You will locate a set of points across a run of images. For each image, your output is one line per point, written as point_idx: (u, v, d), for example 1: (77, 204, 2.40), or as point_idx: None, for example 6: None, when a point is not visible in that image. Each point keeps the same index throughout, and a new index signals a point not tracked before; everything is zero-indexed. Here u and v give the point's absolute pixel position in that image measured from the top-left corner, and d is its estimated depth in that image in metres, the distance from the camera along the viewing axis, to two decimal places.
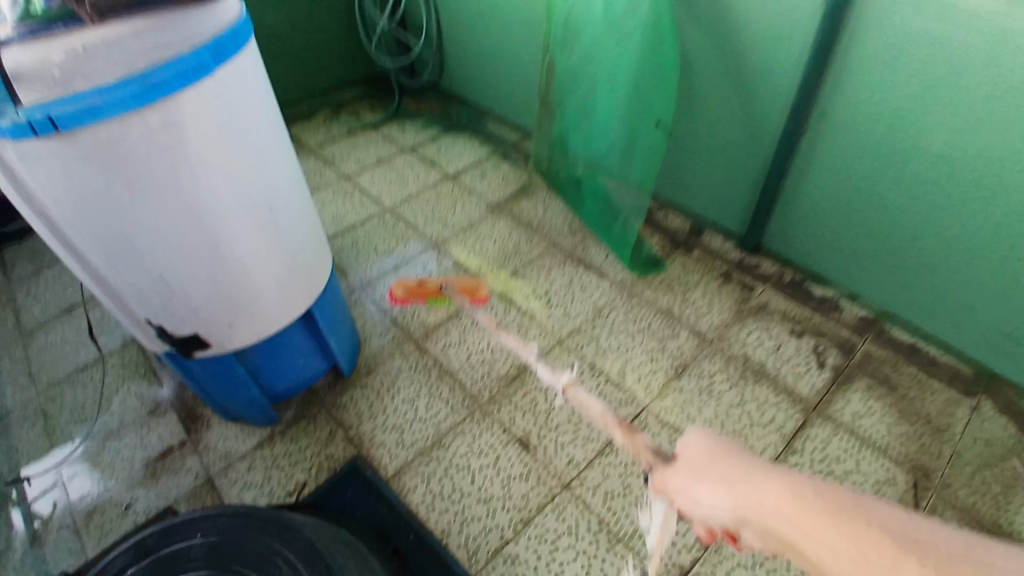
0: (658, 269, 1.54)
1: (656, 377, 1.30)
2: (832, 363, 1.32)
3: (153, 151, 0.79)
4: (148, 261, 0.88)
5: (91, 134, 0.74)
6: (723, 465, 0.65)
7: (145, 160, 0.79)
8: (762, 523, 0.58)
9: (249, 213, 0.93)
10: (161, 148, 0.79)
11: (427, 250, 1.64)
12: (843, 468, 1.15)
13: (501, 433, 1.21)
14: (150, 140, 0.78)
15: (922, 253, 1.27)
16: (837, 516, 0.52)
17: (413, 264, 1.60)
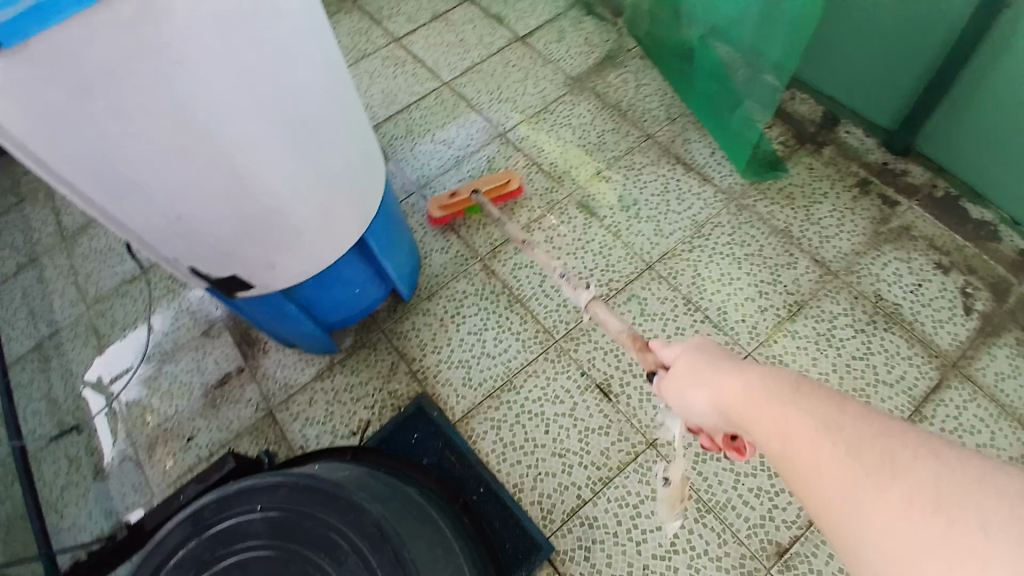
0: (779, 172, 1.24)
1: (763, 316, 1.09)
2: (982, 309, 1.07)
3: (132, 56, 0.56)
4: (163, 205, 0.69)
5: (40, 40, 0.52)
6: (699, 362, 0.55)
7: (125, 67, 0.56)
8: (728, 421, 0.49)
9: (275, 124, 0.71)
10: (144, 51, 0.56)
11: (476, 117, 1.42)
12: (976, 443, 0.97)
13: (578, 378, 1.07)
14: (122, 43, 0.55)
15: None
16: (764, 395, 0.44)
17: (462, 135, 1.40)
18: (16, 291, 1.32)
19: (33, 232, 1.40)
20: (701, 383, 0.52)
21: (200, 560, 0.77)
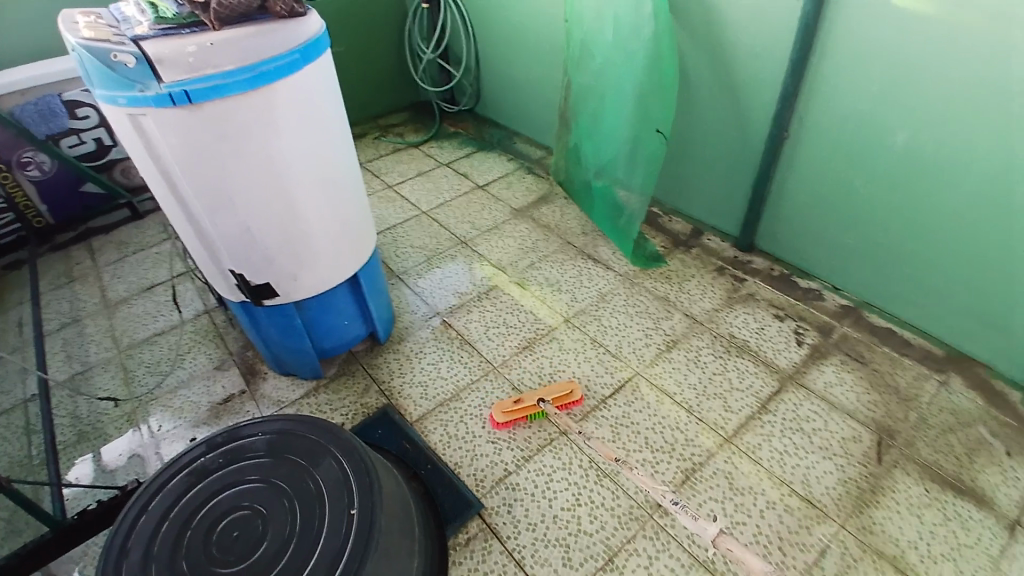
0: (658, 264, 1.73)
1: (649, 349, 1.47)
2: (810, 341, 1.45)
3: (255, 121, 1.02)
4: (239, 217, 1.11)
5: (212, 106, 0.97)
6: None
7: (248, 129, 1.02)
8: None
9: (318, 181, 1.16)
10: (262, 120, 1.03)
11: (458, 265, 1.79)
12: (812, 426, 1.26)
13: (510, 390, 1.40)
14: (253, 112, 1.01)
15: (894, 241, 1.40)
16: None
17: (452, 271, 1.77)
18: (60, 340, 1.65)
19: (81, 302, 1.78)
20: None
21: (205, 469, 1.01)
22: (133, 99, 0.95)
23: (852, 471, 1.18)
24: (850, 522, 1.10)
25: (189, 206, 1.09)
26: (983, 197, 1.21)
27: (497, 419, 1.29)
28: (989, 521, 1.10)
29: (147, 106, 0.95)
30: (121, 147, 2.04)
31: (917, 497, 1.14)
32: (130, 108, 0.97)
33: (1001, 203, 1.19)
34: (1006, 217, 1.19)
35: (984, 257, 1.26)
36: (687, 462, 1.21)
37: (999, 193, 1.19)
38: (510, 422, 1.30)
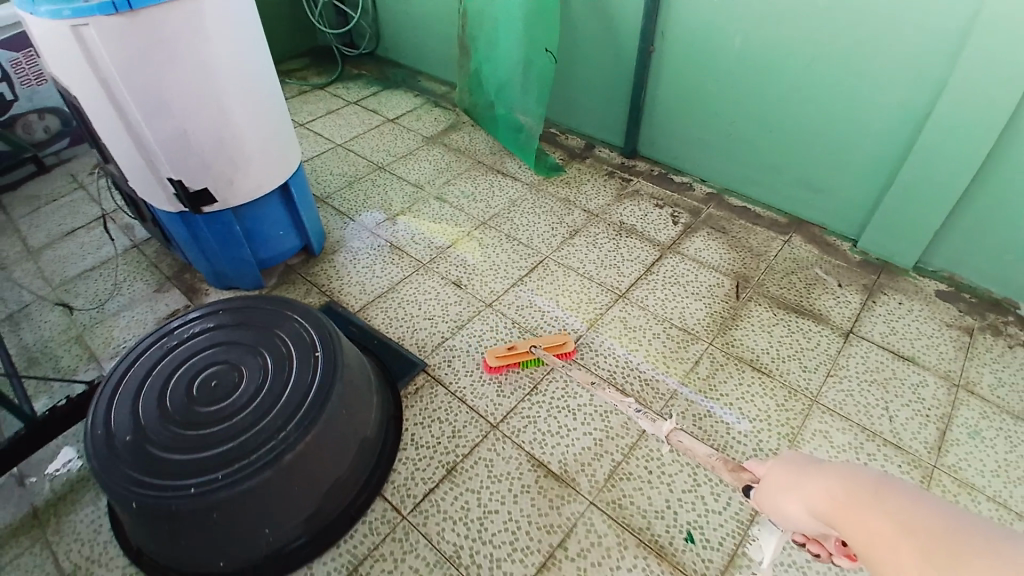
0: (558, 172, 1.98)
1: (555, 237, 1.72)
2: (684, 221, 1.76)
3: (185, 26, 1.13)
4: (176, 121, 1.21)
5: (148, 12, 1.08)
6: (790, 472, 0.67)
7: (181, 34, 1.13)
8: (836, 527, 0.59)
9: (246, 88, 1.28)
10: (192, 26, 1.14)
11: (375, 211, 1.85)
12: (685, 279, 1.56)
13: (440, 279, 1.59)
14: (183, 18, 1.12)
15: (742, 132, 1.73)
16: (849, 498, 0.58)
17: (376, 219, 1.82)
18: None
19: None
20: (798, 495, 0.65)
21: (169, 347, 1.13)
22: (76, 9, 1.04)
23: (716, 305, 1.48)
24: (717, 339, 1.40)
25: (127, 114, 1.18)
26: (804, 83, 1.54)
27: (489, 362, 1.33)
28: (825, 330, 1.41)
29: (90, 15, 1.05)
30: (24, 101, 1.97)
31: (766, 318, 1.45)
32: (73, 19, 1.06)
33: (815, 86, 1.53)
34: (819, 97, 1.53)
35: (807, 134, 1.61)
36: (592, 313, 1.48)
37: (814, 78, 1.52)
38: (502, 366, 1.34)
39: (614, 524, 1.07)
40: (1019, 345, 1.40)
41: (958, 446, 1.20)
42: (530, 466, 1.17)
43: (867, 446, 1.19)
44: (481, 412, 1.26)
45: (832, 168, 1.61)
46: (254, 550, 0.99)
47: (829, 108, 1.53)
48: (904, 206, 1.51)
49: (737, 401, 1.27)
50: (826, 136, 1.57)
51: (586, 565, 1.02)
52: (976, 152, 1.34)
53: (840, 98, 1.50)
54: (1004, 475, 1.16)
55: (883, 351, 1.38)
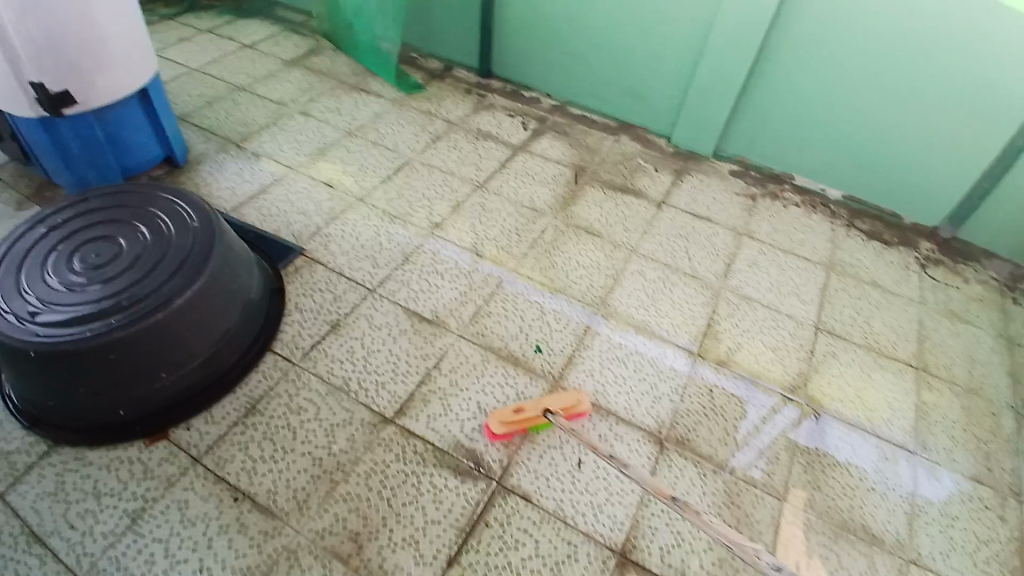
0: (419, 90, 2.13)
1: (419, 142, 1.89)
2: (532, 127, 2.01)
3: None
4: (34, 17, 1.20)
5: None
6: None
7: None
8: None
9: None
10: None
11: (258, 148, 1.81)
12: (534, 171, 1.82)
13: (312, 181, 1.70)
14: None
15: (576, 48, 1.99)
16: None
17: (264, 153, 1.79)
18: None
19: None
20: None
21: (40, 232, 1.16)
22: None
23: (559, 189, 1.76)
24: (559, 214, 1.68)
25: None
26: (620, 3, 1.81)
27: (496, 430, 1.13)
28: (643, 202, 1.75)
29: None
30: None
31: (598, 197, 1.75)
32: None
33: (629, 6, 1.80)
34: (633, 15, 1.81)
35: (625, 48, 1.90)
36: (455, 200, 1.69)
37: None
38: (510, 433, 1.14)
39: (478, 347, 1.31)
40: (791, 205, 1.82)
41: (740, 274, 1.56)
42: (405, 316, 1.36)
43: (672, 278, 1.52)
44: (359, 281, 1.43)
45: (647, 76, 1.93)
46: (153, 395, 1.08)
47: (642, 25, 1.82)
48: (702, 102, 1.87)
49: (573, 256, 1.55)
50: (640, 48, 1.88)
51: (458, 377, 1.25)
52: (745, 51, 1.70)
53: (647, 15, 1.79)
54: (774, 289, 1.53)
55: (686, 214, 1.72)
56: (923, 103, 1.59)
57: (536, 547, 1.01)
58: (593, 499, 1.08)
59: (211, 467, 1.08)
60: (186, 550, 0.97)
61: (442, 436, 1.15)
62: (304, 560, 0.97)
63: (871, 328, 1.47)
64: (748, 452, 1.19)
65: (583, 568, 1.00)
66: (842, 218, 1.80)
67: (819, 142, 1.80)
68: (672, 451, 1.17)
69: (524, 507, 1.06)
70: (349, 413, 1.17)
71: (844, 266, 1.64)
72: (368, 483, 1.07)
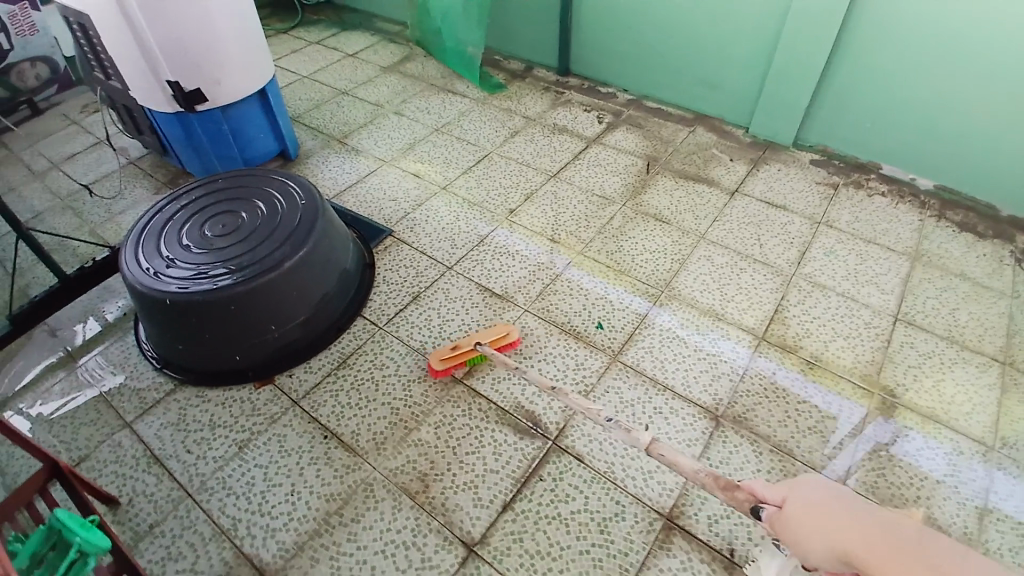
0: (500, 89, 2.26)
1: (498, 136, 2.01)
2: (607, 120, 2.07)
3: None
4: (173, 29, 1.46)
5: None
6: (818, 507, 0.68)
7: None
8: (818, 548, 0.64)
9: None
10: None
11: (356, 144, 2.01)
12: (606, 162, 1.88)
13: (400, 172, 1.87)
14: None
15: (654, 42, 2.03)
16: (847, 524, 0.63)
17: (361, 149, 1.99)
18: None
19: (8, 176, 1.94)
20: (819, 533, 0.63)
21: (179, 208, 1.40)
22: None
23: (629, 178, 1.81)
24: (629, 201, 1.73)
25: (135, 22, 1.43)
26: None
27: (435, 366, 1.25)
28: (714, 190, 1.75)
29: None
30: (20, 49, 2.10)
31: (669, 185, 1.77)
32: None
33: None
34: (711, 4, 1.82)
35: (702, 40, 1.91)
36: (529, 188, 1.79)
37: None
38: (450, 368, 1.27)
39: (543, 321, 1.39)
40: (877, 194, 1.75)
41: (815, 261, 1.52)
42: (478, 291, 1.47)
43: (741, 264, 1.51)
44: (439, 260, 1.56)
45: (724, 67, 1.93)
46: (260, 345, 1.27)
47: (720, 14, 1.83)
48: (782, 90, 1.83)
49: (640, 241, 1.59)
50: (718, 38, 1.88)
51: (522, 347, 1.34)
52: (828, 35, 1.66)
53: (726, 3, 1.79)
54: (851, 277, 1.48)
55: (759, 202, 1.70)
56: (1011, 89, 1.49)
57: (585, 502, 1.08)
58: (643, 465, 1.13)
59: (307, 408, 1.24)
60: (282, 475, 1.14)
61: (506, 397, 1.24)
62: (378, 492, 1.10)
63: (959, 320, 1.39)
64: (843, 460, 1.13)
65: (629, 526, 1.05)
66: (935, 207, 1.70)
67: (907, 129, 1.71)
68: (728, 428, 1.18)
69: (576, 465, 1.13)
70: (424, 371, 1.30)
71: (934, 256, 1.55)
72: (437, 432, 1.19)
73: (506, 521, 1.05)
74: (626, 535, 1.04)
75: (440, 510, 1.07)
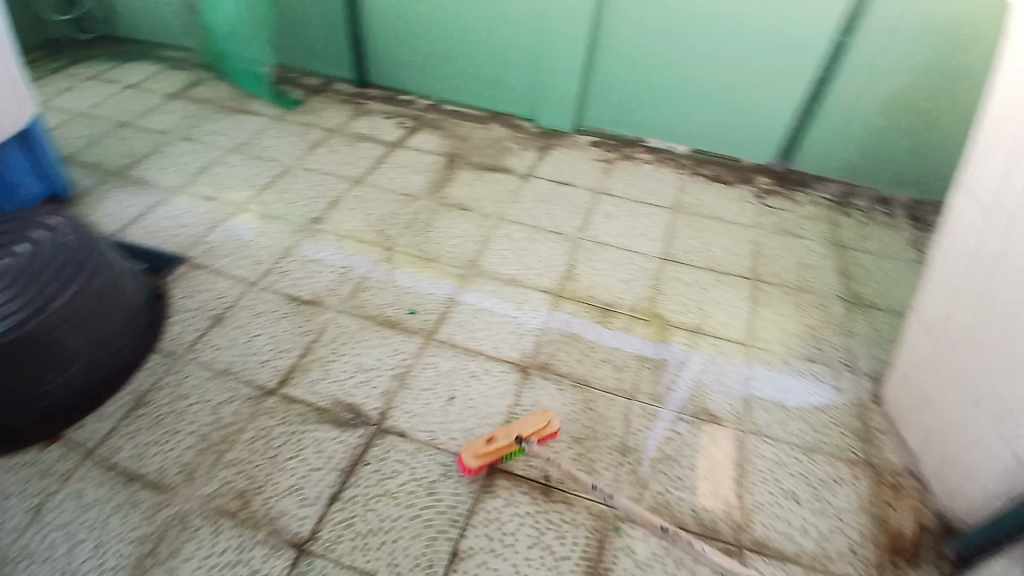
0: (298, 105, 2.26)
1: (298, 150, 2.02)
2: (407, 125, 2.18)
3: None
4: None
5: None
6: None
7: None
8: None
9: None
10: None
11: (145, 175, 1.89)
12: (409, 162, 1.97)
13: (196, 197, 1.80)
14: None
15: (439, 48, 2.17)
16: None
17: (148, 180, 1.87)
18: None
19: None
20: None
21: None
22: None
23: (432, 175, 1.92)
24: (433, 195, 1.84)
25: None
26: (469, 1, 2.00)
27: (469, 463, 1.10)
28: (509, 175, 1.93)
29: None
30: None
31: (468, 176, 1.92)
32: None
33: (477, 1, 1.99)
34: (481, 10, 2.01)
35: (480, 42, 2.09)
36: (335, 196, 1.82)
37: None
38: (483, 465, 1.12)
39: (358, 317, 1.44)
40: (643, 163, 2.05)
41: (597, 224, 1.75)
42: (288, 302, 1.48)
43: (536, 236, 1.69)
44: (244, 276, 1.54)
45: (504, 66, 2.13)
46: (41, 398, 1.16)
47: (490, 19, 2.02)
48: (555, 81, 2.06)
49: (446, 230, 1.70)
50: (494, 41, 2.07)
51: (337, 345, 1.37)
52: (580, 28, 1.91)
53: (493, 8, 1.99)
54: (626, 233, 1.73)
55: (547, 182, 1.91)
56: (733, 62, 1.85)
57: (411, 473, 1.14)
58: (463, 425, 1.22)
59: (103, 457, 1.16)
60: (83, 530, 1.05)
61: (322, 396, 1.27)
62: (194, 521, 1.07)
63: (712, 254, 1.70)
64: (678, 393, 1.32)
65: (453, 483, 1.13)
66: (688, 167, 2.04)
67: (659, 104, 2.02)
68: (535, 376, 1.32)
69: (399, 442, 1.19)
70: (232, 391, 1.28)
71: (689, 207, 1.86)
72: (253, 447, 1.18)
73: (334, 513, 1.08)
74: (453, 492, 1.12)
75: (263, 521, 1.07)
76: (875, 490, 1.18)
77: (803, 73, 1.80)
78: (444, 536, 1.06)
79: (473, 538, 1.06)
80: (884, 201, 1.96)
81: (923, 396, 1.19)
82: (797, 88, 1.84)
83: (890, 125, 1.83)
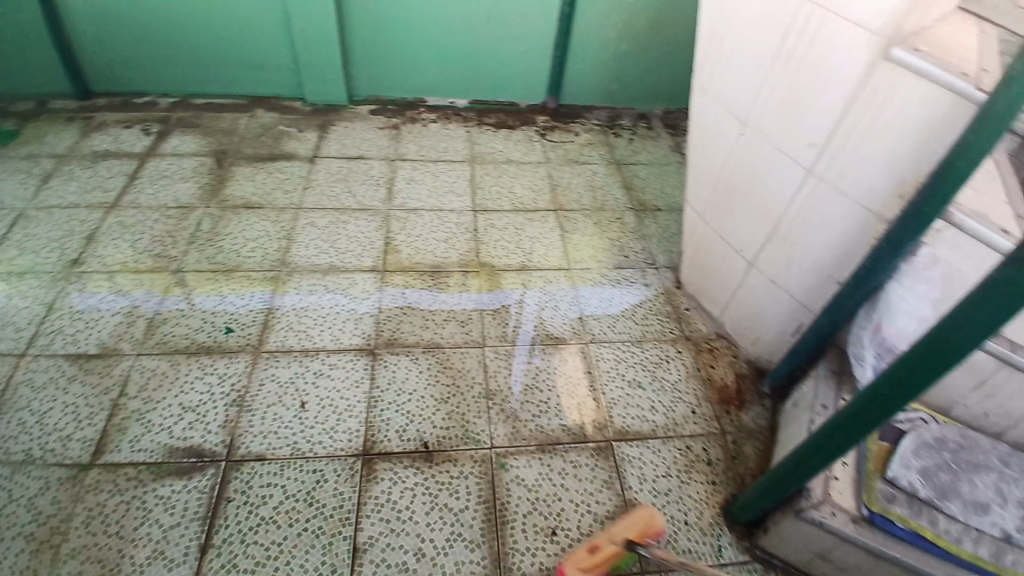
0: (8, 138, 1.82)
1: (19, 186, 1.64)
2: (158, 129, 1.90)
3: None
4: None
5: None
6: None
7: None
8: None
9: None
10: None
11: None
12: (173, 171, 1.73)
13: None
14: None
15: (172, 37, 1.88)
16: None
17: None
18: None
19: None
20: None
21: None
22: None
23: (205, 179, 1.71)
24: (214, 200, 1.65)
25: None
26: None
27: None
28: (294, 162, 1.81)
29: None
30: None
31: (248, 171, 1.75)
32: None
33: None
34: None
35: (220, 24, 1.86)
36: (90, 228, 1.54)
37: None
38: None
39: (165, 355, 1.26)
40: (429, 123, 2.06)
41: (401, 192, 1.74)
42: (71, 363, 1.24)
43: (342, 217, 1.63)
44: (1, 352, 1.24)
45: (255, 46, 1.92)
46: None
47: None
48: (317, 55, 1.92)
49: (239, 234, 1.55)
50: (236, 21, 1.85)
51: (150, 393, 1.19)
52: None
53: None
54: (431, 193, 1.75)
55: (337, 160, 1.83)
56: (489, 12, 1.90)
57: (285, 490, 1.07)
58: (324, 425, 1.17)
59: None
60: None
61: (153, 451, 1.10)
62: None
63: (516, 194, 1.80)
64: (527, 327, 1.41)
65: (334, 483, 1.08)
66: (472, 119, 2.11)
67: (429, 62, 2.02)
68: (384, 353, 1.30)
69: (259, 466, 1.09)
70: (43, 479, 1.05)
71: (483, 156, 1.94)
72: (91, 529, 1.00)
73: (212, 560, 0.97)
74: (334, 492, 1.07)
75: None
76: (697, 355, 1.41)
77: (551, 13, 1.93)
78: (340, 536, 1.02)
79: (369, 527, 1.03)
80: (643, 116, 2.24)
81: (714, 275, 1.42)
82: (550, 28, 1.98)
83: (631, 50, 2.07)
